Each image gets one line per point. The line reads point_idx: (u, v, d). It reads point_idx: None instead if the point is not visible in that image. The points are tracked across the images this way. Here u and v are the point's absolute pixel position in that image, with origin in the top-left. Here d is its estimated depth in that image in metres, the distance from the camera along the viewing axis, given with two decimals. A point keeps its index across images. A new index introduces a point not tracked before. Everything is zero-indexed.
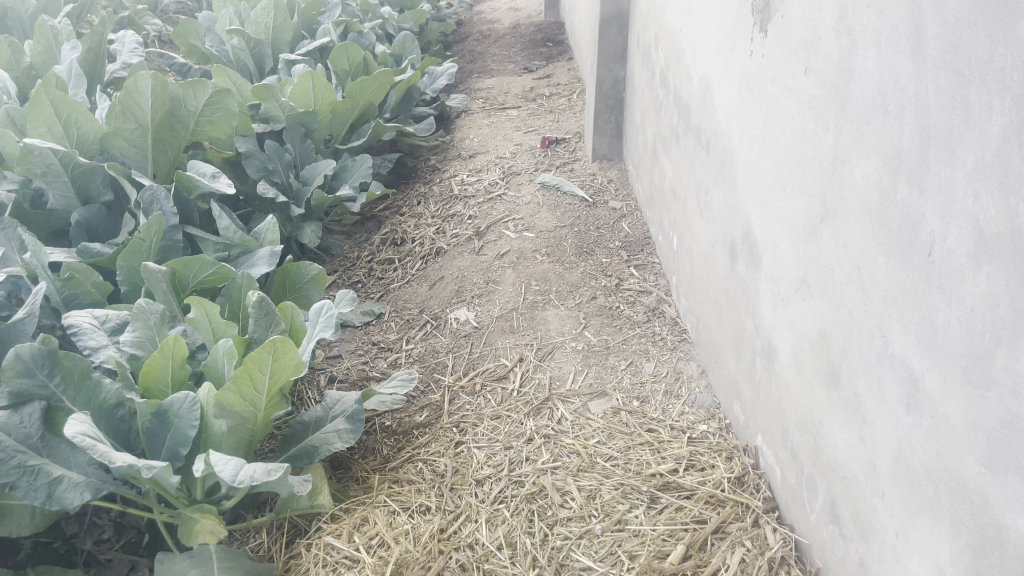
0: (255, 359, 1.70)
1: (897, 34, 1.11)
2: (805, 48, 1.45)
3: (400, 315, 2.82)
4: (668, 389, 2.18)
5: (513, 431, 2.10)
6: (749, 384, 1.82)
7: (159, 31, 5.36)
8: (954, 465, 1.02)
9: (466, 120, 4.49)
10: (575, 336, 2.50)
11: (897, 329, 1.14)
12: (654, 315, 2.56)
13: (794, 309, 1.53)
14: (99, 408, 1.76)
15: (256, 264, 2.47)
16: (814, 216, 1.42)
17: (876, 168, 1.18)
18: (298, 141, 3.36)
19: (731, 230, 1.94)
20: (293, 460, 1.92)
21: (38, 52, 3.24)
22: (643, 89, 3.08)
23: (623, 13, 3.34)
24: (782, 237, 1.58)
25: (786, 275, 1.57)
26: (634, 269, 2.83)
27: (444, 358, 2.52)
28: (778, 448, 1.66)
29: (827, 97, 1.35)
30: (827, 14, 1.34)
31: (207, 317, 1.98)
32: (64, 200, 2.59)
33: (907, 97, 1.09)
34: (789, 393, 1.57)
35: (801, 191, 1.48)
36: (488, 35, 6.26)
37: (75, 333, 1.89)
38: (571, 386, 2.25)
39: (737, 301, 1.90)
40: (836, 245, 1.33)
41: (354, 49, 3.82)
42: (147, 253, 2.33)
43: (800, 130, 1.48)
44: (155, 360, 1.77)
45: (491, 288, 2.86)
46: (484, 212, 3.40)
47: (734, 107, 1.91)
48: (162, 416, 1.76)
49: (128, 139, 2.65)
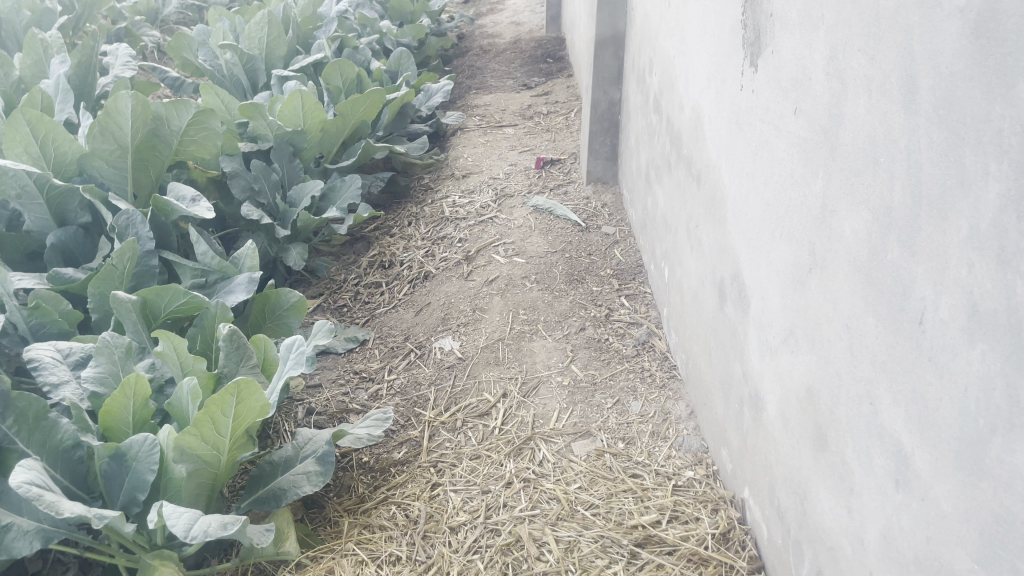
0: (217, 401, 1.63)
1: (889, 81, 1.03)
2: (795, 87, 1.37)
3: (384, 342, 2.75)
4: (655, 430, 2.09)
5: (492, 474, 2.01)
6: (737, 432, 1.73)
7: (157, 42, 5.31)
8: (944, 555, 0.94)
9: (462, 137, 4.42)
10: (562, 370, 2.42)
11: (886, 398, 1.05)
12: (643, 349, 2.47)
13: (782, 361, 1.44)
14: (54, 451, 1.69)
15: (233, 291, 2.39)
16: (803, 266, 1.34)
17: (866, 223, 1.10)
18: (286, 160, 3.28)
19: (721, 268, 1.86)
20: (259, 503, 1.84)
21: (27, 66, 3.14)
22: (638, 113, 3.00)
23: (619, 34, 3.28)
24: (770, 284, 1.50)
25: (774, 324, 1.49)
26: (624, 298, 2.75)
27: (426, 390, 2.44)
28: (764, 503, 1.57)
29: (817, 141, 1.28)
30: (818, 53, 1.27)
31: (175, 351, 1.89)
32: (40, 222, 2.51)
33: (899, 150, 1.01)
34: (776, 449, 1.48)
35: (789, 237, 1.40)
36: (488, 49, 6.20)
37: (35, 367, 1.82)
38: (555, 425, 2.16)
39: (725, 343, 1.81)
40: (824, 299, 1.25)
41: (347, 65, 3.76)
42: (119, 280, 2.25)
43: (789, 173, 1.40)
44: (115, 400, 1.70)
45: (478, 316, 2.78)
46: (475, 235, 3.33)
47: (724, 141, 1.83)
48: (120, 459, 1.68)
49: (107, 159, 2.54)
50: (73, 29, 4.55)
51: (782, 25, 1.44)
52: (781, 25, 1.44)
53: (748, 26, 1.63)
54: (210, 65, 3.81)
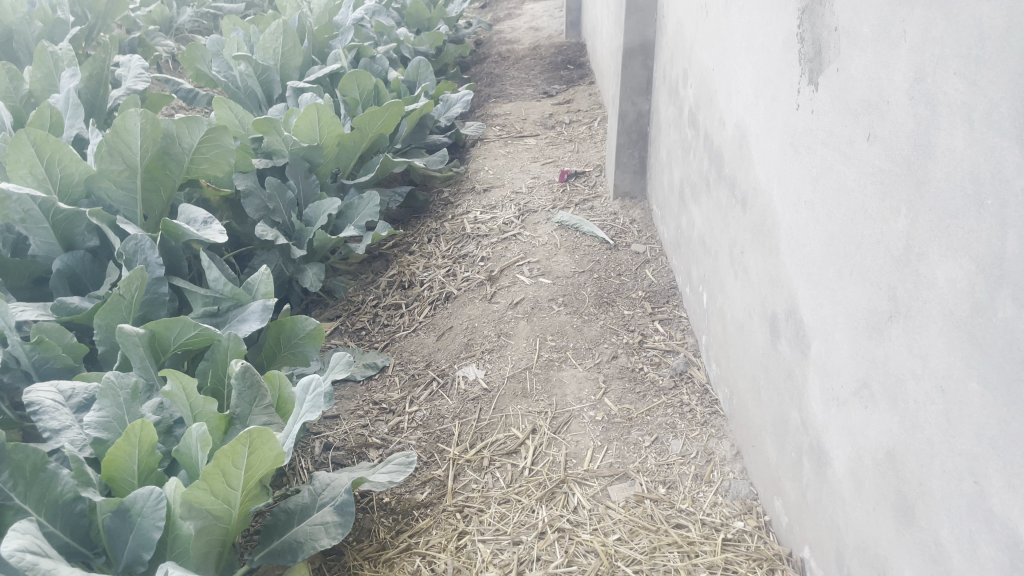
0: (228, 452, 1.50)
1: (999, 110, 0.91)
2: (867, 110, 1.23)
3: (404, 369, 2.61)
4: (698, 473, 1.95)
5: (523, 522, 1.88)
6: (795, 484, 1.58)
7: (171, 52, 5.21)
8: None
9: (482, 149, 4.29)
10: (594, 404, 2.27)
11: (997, 480, 0.93)
12: (682, 380, 2.31)
13: (853, 416, 1.30)
14: (54, 505, 1.57)
15: (247, 320, 2.26)
16: (879, 311, 1.19)
17: (967, 273, 0.98)
18: (302, 176, 3.15)
19: (772, 302, 1.70)
20: (275, 556, 1.71)
21: (37, 79, 2.97)
22: (669, 126, 2.86)
23: (648, 43, 3.13)
24: (836, 327, 1.36)
25: (842, 372, 1.34)
26: (658, 323, 2.60)
27: (450, 424, 2.30)
28: (829, 569, 1.42)
29: (898, 172, 1.14)
30: (898, 74, 1.13)
31: (185, 392, 1.74)
32: (47, 246, 2.36)
33: (1012, 192, 0.89)
34: (845, 512, 1.34)
35: (860, 277, 1.26)
36: (508, 56, 6.06)
37: (35, 411, 1.69)
38: (589, 466, 2.02)
39: (779, 385, 1.66)
40: (909, 353, 1.11)
41: (365, 76, 3.63)
42: (126, 311, 2.12)
43: (860, 206, 1.26)
44: (119, 449, 1.58)
45: (504, 342, 2.64)
46: (498, 254, 3.19)
47: (775, 163, 1.68)
48: (123, 514, 1.54)
49: (116, 181, 2.39)
50: (87, 40, 4.43)
51: (849, 40, 1.30)
52: (847, 40, 1.31)
53: (805, 40, 1.49)
54: (224, 76, 3.69)
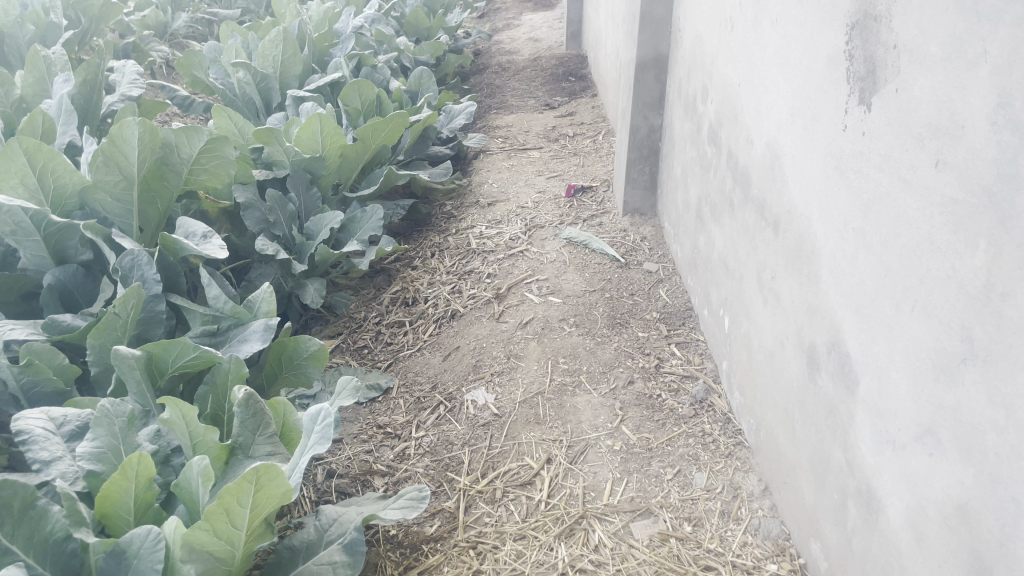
0: (233, 490, 1.40)
1: None
2: (934, 134, 1.14)
3: (410, 391, 2.49)
4: (724, 509, 1.87)
5: (542, 561, 1.79)
6: (837, 528, 1.49)
7: (166, 57, 5.09)
8: None
9: (485, 161, 4.19)
10: (611, 432, 2.17)
11: None
12: (702, 409, 2.22)
13: (912, 463, 1.21)
14: (43, 545, 1.45)
15: (248, 339, 2.15)
16: (949, 352, 1.11)
17: None
18: (304, 189, 3.04)
19: (810, 333, 1.61)
20: None
21: (28, 84, 2.85)
22: (684, 142, 2.77)
23: (661, 57, 3.04)
24: (892, 364, 1.27)
25: (898, 414, 1.25)
26: (674, 347, 2.51)
27: (460, 452, 2.20)
28: None
29: (976, 205, 1.05)
30: (975, 97, 1.05)
31: (184, 420, 1.64)
32: (37, 260, 2.21)
33: None
34: (903, 566, 1.26)
35: (925, 314, 1.17)
36: (508, 67, 5.98)
37: (24, 441, 1.57)
38: (609, 500, 1.93)
39: (818, 422, 1.57)
40: (991, 401, 1.03)
41: (367, 86, 3.51)
42: (121, 330, 2.00)
43: (925, 237, 1.17)
44: (115, 484, 1.47)
45: (514, 364, 2.53)
46: (505, 271, 3.10)
47: (815, 186, 1.59)
48: (119, 556, 1.42)
49: (111, 192, 2.26)
50: (80, 44, 4.30)
51: (912, 59, 1.21)
52: (908, 58, 1.22)
53: (855, 57, 1.40)
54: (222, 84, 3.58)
